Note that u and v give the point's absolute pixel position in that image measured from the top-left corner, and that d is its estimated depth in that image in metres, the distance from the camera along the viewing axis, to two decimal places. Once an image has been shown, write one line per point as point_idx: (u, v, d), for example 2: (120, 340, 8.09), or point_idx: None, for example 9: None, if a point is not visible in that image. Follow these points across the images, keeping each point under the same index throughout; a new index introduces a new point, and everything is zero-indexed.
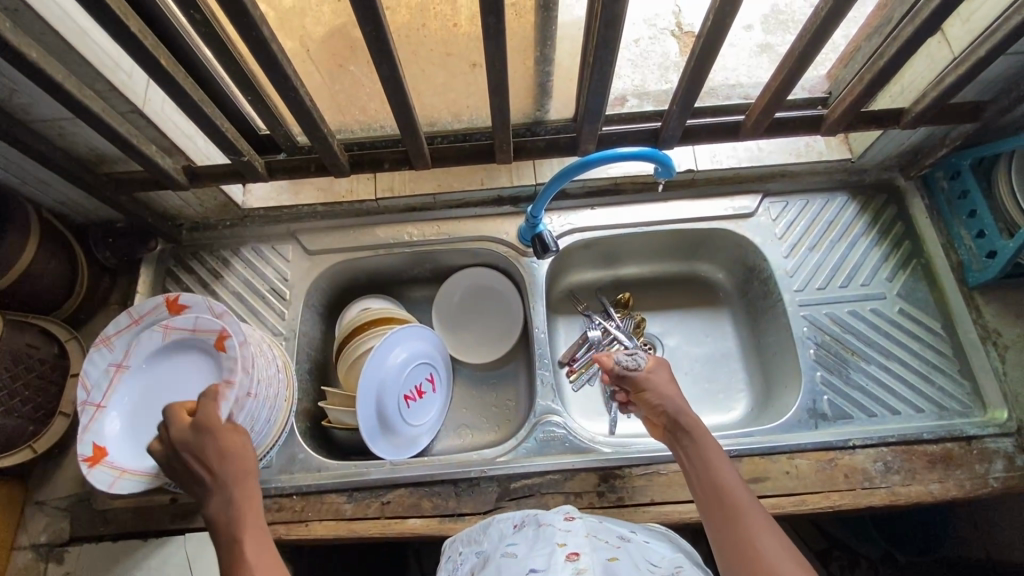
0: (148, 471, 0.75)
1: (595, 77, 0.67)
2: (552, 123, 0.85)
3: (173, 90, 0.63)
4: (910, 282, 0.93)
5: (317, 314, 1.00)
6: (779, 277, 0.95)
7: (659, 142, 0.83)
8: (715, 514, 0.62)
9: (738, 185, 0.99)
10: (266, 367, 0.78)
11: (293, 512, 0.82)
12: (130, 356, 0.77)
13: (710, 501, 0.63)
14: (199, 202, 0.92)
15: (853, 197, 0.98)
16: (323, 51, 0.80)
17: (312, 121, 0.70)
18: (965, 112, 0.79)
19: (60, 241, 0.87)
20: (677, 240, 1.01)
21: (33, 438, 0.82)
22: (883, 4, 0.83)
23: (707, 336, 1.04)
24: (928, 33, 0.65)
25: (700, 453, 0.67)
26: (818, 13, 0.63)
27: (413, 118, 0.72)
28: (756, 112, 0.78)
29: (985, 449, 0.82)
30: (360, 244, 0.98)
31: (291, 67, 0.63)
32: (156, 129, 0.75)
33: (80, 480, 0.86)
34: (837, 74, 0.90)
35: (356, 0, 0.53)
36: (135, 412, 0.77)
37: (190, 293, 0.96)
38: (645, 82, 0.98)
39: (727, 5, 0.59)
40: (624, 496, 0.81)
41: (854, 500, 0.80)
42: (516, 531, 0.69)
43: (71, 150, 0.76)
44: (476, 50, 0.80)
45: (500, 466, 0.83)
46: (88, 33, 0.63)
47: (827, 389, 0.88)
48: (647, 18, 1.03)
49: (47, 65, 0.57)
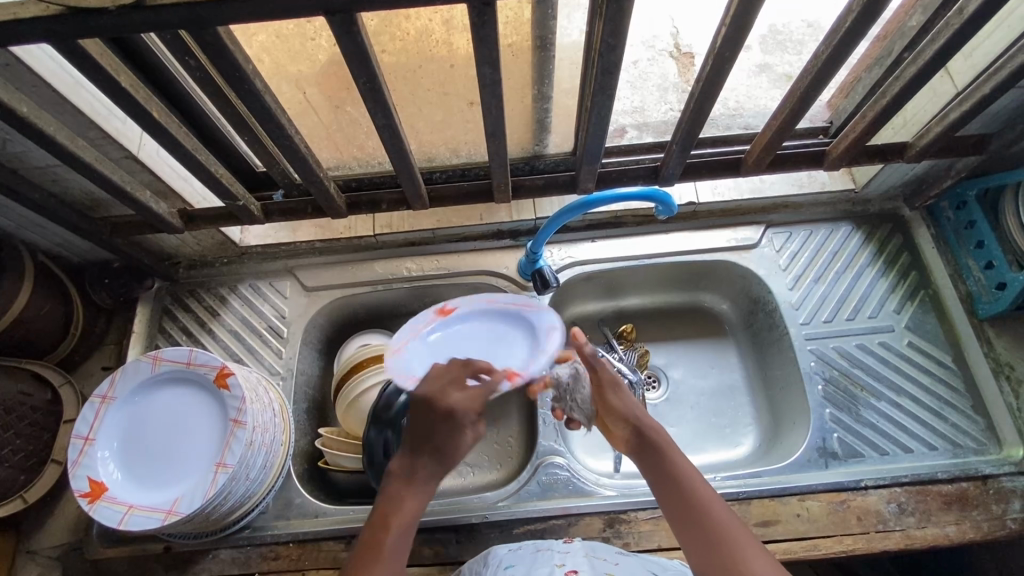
0: (153, 504, 0.70)
1: (593, 119, 0.66)
2: (552, 156, 0.85)
3: (167, 140, 0.62)
4: (918, 314, 0.92)
5: (316, 351, 0.99)
6: (785, 310, 0.93)
7: (659, 179, 0.82)
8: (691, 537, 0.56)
9: (740, 217, 0.98)
10: (263, 413, 0.76)
11: (290, 560, 0.80)
12: (116, 387, 0.75)
13: (694, 530, 0.56)
14: (196, 242, 0.92)
15: (858, 227, 0.97)
16: (320, 92, 0.79)
17: (308, 165, 0.69)
18: (969, 145, 0.78)
19: (54, 283, 0.86)
20: (680, 272, 1.00)
21: (24, 490, 0.81)
22: (884, 36, 0.82)
23: (712, 368, 1.02)
24: (933, 71, 0.64)
25: (673, 464, 0.60)
26: (820, 56, 0.62)
27: (410, 161, 0.71)
28: (758, 149, 0.77)
29: (1001, 489, 0.80)
30: (358, 281, 0.97)
31: (286, 115, 0.62)
32: (150, 173, 0.74)
33: (74, 527, 0.84)
34: (838, 104, 0.90)
35: (351, 55, 0.53)
36: (129, 445, 0.74)
37: (185, 332, 0.95)
38: (644, 108, 0.98)
39: (727, 50, 0.59)
40: (630, 542, 0.79)
41: (868, 544, 0.77)
42: (513, 549, 0.65)
43: (65, 195, 0.76)
44: (472, 89, 0.80)
45: (501, 511, 0.81)
46: (82, 84, 0.63)
47: (836, 426, 0.86)
48: (645, 40, 1.03)
49: (40, 119, 0.56)
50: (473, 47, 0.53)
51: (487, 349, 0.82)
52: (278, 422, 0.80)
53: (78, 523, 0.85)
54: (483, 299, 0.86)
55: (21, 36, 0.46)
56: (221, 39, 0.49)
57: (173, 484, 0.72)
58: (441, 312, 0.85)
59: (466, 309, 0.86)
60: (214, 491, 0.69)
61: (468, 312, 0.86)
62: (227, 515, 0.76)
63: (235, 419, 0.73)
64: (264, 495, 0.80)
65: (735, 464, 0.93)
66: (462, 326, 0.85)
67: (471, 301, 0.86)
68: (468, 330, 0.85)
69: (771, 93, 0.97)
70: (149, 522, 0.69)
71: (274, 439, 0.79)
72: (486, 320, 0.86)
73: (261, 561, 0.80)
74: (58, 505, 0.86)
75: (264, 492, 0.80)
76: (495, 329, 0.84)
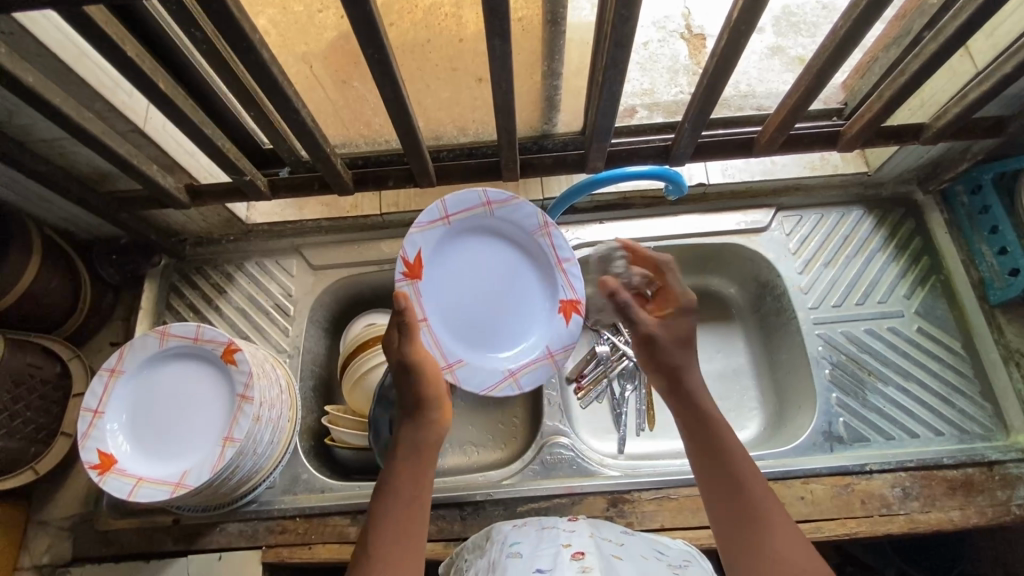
0: (163, 477, 0.71)
1: (604, 96, 0.65)
2: (561, 136, 0.83)
3: (173, 112, 0.62)
4: (928, 299, 0.91)
5: (322, 329, 0.99)
6: (793, 294, 0.92)
7: (670, 159, 0.80)
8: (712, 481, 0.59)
9: (751, 199, 0.96)
10: (269, 388, 0.76)
11: (296, 534, 0.81)
12: (123, 361, 0.76)
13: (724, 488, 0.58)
14: (202, 218, 0.91)
15: (870, 211, 0.96)
16: (326, 66, 0.78)
17: (315, 140, 0.68)
18: (987, 127, 0.76)
19: (61, 258, 0.87)
20: (688, 254, 0.99)
21: (35, 460, 0.82)
22: (903, 14, 0.80)
23: (719, 352, 1.01)
24: (955, 48, 0.63)
25: (711, 424, 0.62)
26: (838, 31, 0.60)
27: (417, 137, 0.71)
28: (771, 128, 0.76)
29: (1007, 475, 0.80)
30: (364, 260, 0.97)
31: (292, 87, 0.61)
32: (156, 147, 0.74)
33: (83, 499, 0.86)
34: (853, 85, 0.87)
35: (359, 26, 0.52)
36: (136, 419, 0.75)
37: (192, 309, 0.95)
38: (654, 89, 0.96)
39: (743, 23, 0.57)
40: (633, 521, 0.79)
41: (871, 527, 0.78)
42: (518, 527, 0.66)
43: (72, 168, 0.76)
44: (481, 65, 0.79)
45: (505, 490, 0.82)
46: (87, 54, 0.62)
47: (843, 411, 0.85)
48: (656, 21, 1.01)
49: (45, 88, 0.56)
50: (483, 18, 0.52)
51: (484, 270, 0.79)
52: (285, 398, 0.80)
53: (88, 495, 0.86)
54: (438, 220, 0.75)
55: (26, 3, 0.46)
56: (227, 7, 0.49)
57: (181, 458, 0.73)
58: (412, 268, 0.75)
59: (427, 247, 0.76)
60: (222, 465, 0.70)
61: (433, 247, 0.76)
62: (235, 489, 0.77)
63: (242, 394, 0.73)
64: (271, 470, 0.81)
65: None
66: (438, 265, 0.77)
67: (426, 234, 0.75)
68: (448, 263, 0.77)
69: (784, 77, 0.95)
70: (159, 494, 0.69)
71: (281, 415, 0.79)
72: (455, 242, 0.78)
73: (267, 535, 0.81)
74: (68, 477, 0.87)
75: (271, 467, 0.81)
76: (472, 245, 0.79)
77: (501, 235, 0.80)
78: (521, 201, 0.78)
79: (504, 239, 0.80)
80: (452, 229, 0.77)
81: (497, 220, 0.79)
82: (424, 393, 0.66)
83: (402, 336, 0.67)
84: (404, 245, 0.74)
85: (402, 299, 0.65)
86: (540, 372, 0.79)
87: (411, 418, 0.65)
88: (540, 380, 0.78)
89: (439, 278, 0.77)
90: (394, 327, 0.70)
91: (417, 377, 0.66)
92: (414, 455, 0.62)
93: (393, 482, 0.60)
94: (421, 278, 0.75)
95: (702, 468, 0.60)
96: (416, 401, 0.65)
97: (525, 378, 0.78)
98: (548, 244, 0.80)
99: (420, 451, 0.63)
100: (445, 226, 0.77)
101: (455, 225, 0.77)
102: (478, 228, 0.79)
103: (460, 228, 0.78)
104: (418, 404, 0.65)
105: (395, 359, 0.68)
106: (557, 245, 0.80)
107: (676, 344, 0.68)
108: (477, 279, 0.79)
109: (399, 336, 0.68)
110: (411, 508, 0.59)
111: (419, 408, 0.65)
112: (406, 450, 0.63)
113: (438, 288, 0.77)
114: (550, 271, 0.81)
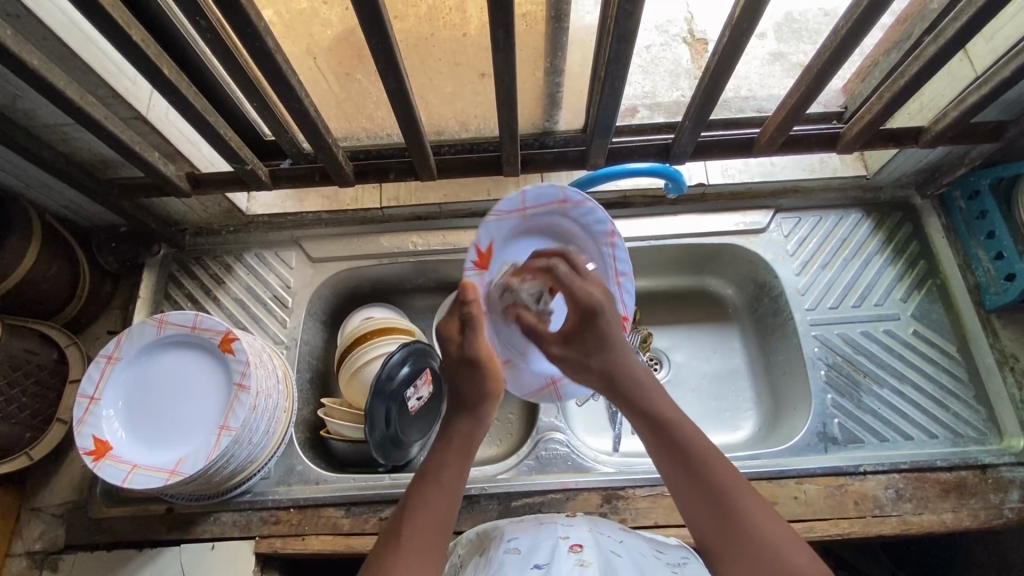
0: (159, 464, 0.71)
1: (606, 91, 0.65)
2: (562, 134, 0.84)
3: (177, 99, 0.62)
4: (925, 303, 0.91)
5: (320, 322, 0.99)
6: (790, 296, 0.93)
7: (670, 157, 0.81)
8: (688, 482, 0.57)
9: (750, 200, 0.97)
10: (267, 378, 0.76)
11: (290, 525, 0.81)
12: (121, 348, 0.76)
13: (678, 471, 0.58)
14: (203, 208, 0.92)
15: (868, 214, 0.96)
16: (330, 58, 0.78)
17: (318, 131, 0.68)
18: (986, 132, 0.77)
19: (61, 245, 0.87)
20: (686, 254, 0.99)
21: (30, 446, 0.82)
22: (904, 19, 0.81)
23: (715, 352, 1.02)
24: (954, 51, 0.63)
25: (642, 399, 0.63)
26: (839, 31, 0.61)
27: (419, 130, 0.71)
28: (771, 128, 0.76)
29: (1000, 479, 0.80)
30: (363, 253, 0.97)
31: (296, 77, 0.62)
32: (159, 135, 0.74)
33: (77, 486, 0.85)
34: (854, 88, 0.88)
35: (364, 15, 0.52)
36: (132, 406, 0.75)
37: (190, 299, 0.95)
38: (656, 90, 0.96)
39: (746, 21, 0.57)
40: (627, 518, 0.79)
41: (864, 528, 0.78)
42: (516, 523, 0.66)
43: (74, 154, 0.76)
44: (484, 60, 0.79)
45: (500, 484, 0.82)
46: (92, 40, 0.62)
47: (837, 412, 0.86)
48: (660, 24, 1.01)
49: (50, 72, 0.56)
50: (488, 11, 0.53)
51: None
52: (281, 389, 0.80)
53: (81, 483, 0.86)
54: (514, 211, 0.67)
55: None
56: None
57: (176, 445, 0.73)
58: (481, 258, 0.69)
59: (501, 235, 0.69)
60: (218, 453, 0.70)
61: (504, 236, 0.69)
62: (230, 478, 0.77)
63: (239, 384, 0.74)
64: (265, 461, 0.81)
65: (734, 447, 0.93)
66: (507, 254, 0.71)
67: (499, 224, 0.68)
68: (514, 259, 0.71)
69: (783, 81, 0.95)
70: (153, 481, 0.69)
71: (278, 405, 0.79)
72: (524, 235, 0.70)
73: (261, 525, 0.81)
74: (62, 464, 0.87)
75: (266, 457, 0.81)
76: (545, 246, 0.72)
77: (567, 237, 0.72)
78: (596, 204, 0.69)
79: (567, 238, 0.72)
80: (525, 221, 0.69)
81: (568, 220, 0.70)
82: (487, 388, 0.65)
83: (465, 330, 0.65)
84: (477, 235, 0.67)
85: (470, 291, 0.63)
86: (582, 385, 0.80)
87: (467, 410, 0.64)
88: (582, 393, 0.80)
89: (503, 276, 0.71)
90: (455, 318, 0.66)
91: (479, 372, 0.64)
92: (461, 451, 0.62)
93: (439, 475, 0.59)
94: (489, 269, 0.70)
95: (674, 476, 0.59)
96: (475, 394, 0.64)
97: (565, 389, 0.79)
98: (611, 257, 0.73)
99: (464, 447, 0.62)
100: (520, 217, 0.68)
101: (530, 217, 0.68)
102: (546, 228, 0.71)
103: (534, 221, 0.69)
104: (478, 398, 0.64)
105: (456, 350, 0.65)
106: (618, 259, 0.73)
107: (594, 348, 0.66)
108: (539, 288, 0.74)
109: (460, 329, 0.65)
110: (446, 505, 0.58)
111: (478, 401, 0.65)
112: (455, 446, 0.62)
113: (504, 283, 0.72)
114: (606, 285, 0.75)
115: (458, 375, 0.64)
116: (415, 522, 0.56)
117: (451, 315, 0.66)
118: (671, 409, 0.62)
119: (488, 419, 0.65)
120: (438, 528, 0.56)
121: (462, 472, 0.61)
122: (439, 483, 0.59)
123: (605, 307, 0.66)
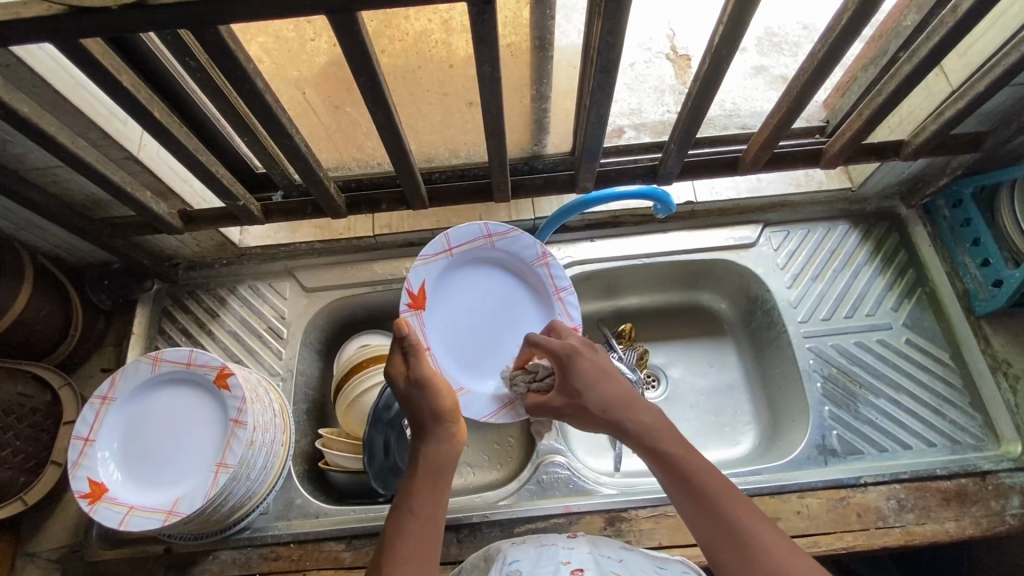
0: (155, 505, 0.70)
1: (591, 119, 0.66)
2: (550, 157, 0.86)
3: (168, 140, 0.62)
4: (916, 311, 0.92)
5: (315, 352, 0.99)
6: (783, 308, 0.93)
7: (658, 178, 0.82)
8: (696, 514, 0.55)
9: (739, 217, 0.98)
10: (263, 412, 0.76)
11: (290, 561, 0.80)
12: (115, 389, 0.75)
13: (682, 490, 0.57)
14: (195, 243, 0.92)
15: (854, 226, 0.98)
16: (319, 94, 0.79)
17: (309, 165, 0.69)
18: (963, 143, 0.79)
19: (52, 284, 0.86)
20: (678, 271, 1.00)
21: (25, 490, 0.81)
22: (879, 36, 0.83)
23: (711, 366, 1.02)
24: (927, 69, 0.65)
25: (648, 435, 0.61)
26: (817, 53, 0.62)
27: (410, 161, 0.72)
28: (756, 146, 0.77)
29: (1000, 485, 0.80)
30: (358, 281, 0.97)
31: (287, 115, 0.62)
32: (150, 174, 0.75)
33: (72, 530, 0.85)
34: (834, 103, 0.90)
35: (351, 54, 0.53)
36: (124, 447, 0.74)
37: (184, 335, 0.94)
38: (641, 109, 0.98)
39: (724, 48, 0.59)
40: (631, 540, 0.79)
41: (868, 541, 0.78)
42: (517, 545, 0.65)
43: (65, 195, 0.76)
44: (471, 89, 0.81)
45: (502, 511, 0.81)
46: (81, 84, 0.63)
47: (836, 423, 0.86)
48: (642, 42, 1.03)
49: (41, 118, 0.56)
50: (473, 47, 0.54)
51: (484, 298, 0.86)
52: (279, 422, 0.80)
53: (77, 526, 0.85)
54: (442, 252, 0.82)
55: (23, 37, 0.47)
56: (222, 39, 0.50)
57: (173, 484, 0.72)
58: (415, 298, 0.81)
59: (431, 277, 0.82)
60: (215, 491, 0.69)
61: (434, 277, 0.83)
62: (228, 515, 0.76)
63: (236, 420, 0.73)
64: (265, 496, 0.80)
65: (736, 462, 0.93)
66: (439, 290, 0.84)
67: (430, 267, 0.82)
68: (451, 289, 0.85)
69: (767, 95, 0.97)
70: (151, 522, 0.69)
71: (275, 439, 0.79)
72: (458, 271, 0.85)
73: (261, 562, 0.80)
74: (58, 507, 0.86)
75: (264, 492, 0.80)
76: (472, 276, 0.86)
77: (501, 265, 0.87)
78: (520, 232, 0.84)
79: (510, 271, 0.87)
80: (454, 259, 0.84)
81: (497, 251, 0.85)
82: (436, 408, 0.64)
83: (408, 359, 0.67)
84: (409, 278, 0.80)
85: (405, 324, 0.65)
86: None
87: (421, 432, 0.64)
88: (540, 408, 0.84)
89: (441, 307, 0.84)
90: (398, 354, 0.68)
91: (428, 393, 0.65)
92: (432, 477, 0.60)
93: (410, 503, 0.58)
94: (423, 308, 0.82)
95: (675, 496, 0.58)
96: (429, 413, 0.64)
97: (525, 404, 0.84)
98: (547, 275, 0.86)
99: (434, 472, 0.61)
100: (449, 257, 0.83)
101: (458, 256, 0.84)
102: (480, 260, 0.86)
103: (462, 259, 0.85)
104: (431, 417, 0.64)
105: (403, 383, 0.66)
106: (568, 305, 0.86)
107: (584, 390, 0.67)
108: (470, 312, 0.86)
109: (404, 361, 0.67)
110: (428, 529, 0.57)
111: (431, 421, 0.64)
112: (422, 471, 0.61)
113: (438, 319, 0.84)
114: (549, 301, 0.87)
115: (412, 404, 0.65)
116: (400, 547, 0.55)
117: (394, 353, 0.68)
118: (675, 441, 0.60)
119: (452, 442, 0.64)
120: (426, 537, 0.56)
121: (439, 493, 0.60)
122: (413, 510, 0.58)
123: (594, 347, 0.72)
